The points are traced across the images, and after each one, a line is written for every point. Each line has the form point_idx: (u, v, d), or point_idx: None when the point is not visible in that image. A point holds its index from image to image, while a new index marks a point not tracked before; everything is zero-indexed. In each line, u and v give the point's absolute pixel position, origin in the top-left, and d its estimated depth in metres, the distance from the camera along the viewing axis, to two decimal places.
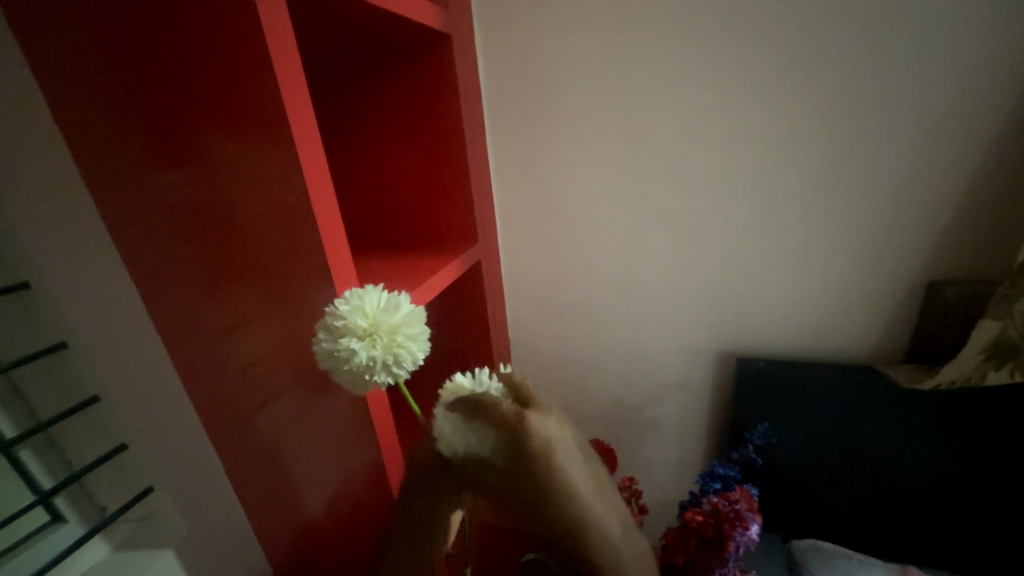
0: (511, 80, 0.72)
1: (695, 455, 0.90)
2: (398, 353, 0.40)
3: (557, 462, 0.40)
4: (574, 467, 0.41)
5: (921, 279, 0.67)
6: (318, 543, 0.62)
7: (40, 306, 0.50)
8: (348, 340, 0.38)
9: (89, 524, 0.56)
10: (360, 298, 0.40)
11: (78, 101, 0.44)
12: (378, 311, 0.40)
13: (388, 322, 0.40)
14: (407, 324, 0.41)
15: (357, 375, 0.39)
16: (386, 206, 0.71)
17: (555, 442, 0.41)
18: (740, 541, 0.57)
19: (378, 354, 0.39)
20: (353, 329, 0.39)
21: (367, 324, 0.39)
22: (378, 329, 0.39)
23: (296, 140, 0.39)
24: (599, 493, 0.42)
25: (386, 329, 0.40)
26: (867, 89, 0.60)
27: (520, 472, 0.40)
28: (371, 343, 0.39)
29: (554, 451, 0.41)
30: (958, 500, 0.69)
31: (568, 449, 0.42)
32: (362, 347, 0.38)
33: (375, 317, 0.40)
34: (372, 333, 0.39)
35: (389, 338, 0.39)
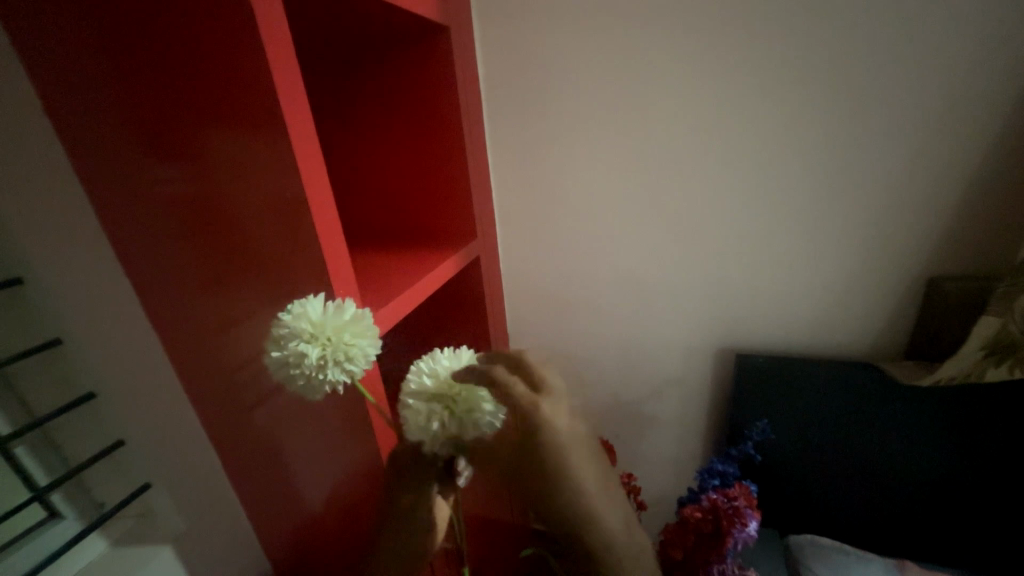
0: (510, 73, 0.72)
1: (694, 451, 0.91)
2: (348, 350, 0.37)
3: (565, 452, 0.41)
4: (583, 460, 0.42)
5: (922, 276, 0.67)
6: (317, 538, 0.62)
7: (35, 302, 0.50)
8: (293, 344, 0.36)
9: (87, 520, 0.56)
10: (302, 304, 0.38)
11: (68, 93, 0.44)
12: (323, 313, 0.38)
13: (334, 322, 0.38)
14: (355, 324, 0.39)
15: (307, 380, 0.37)
16: (384, 201, 0.70)
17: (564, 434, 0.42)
18: (739, 537, 0.57)
19: (325, 352, 0.37)
20: (298, 334, 0.37)
21: (312, 327, 0.37)
22: (323, 329, 0.37)
23: (290, 132, 0.38)
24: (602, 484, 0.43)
25: (331, 329, 0.37)
26: (871, 83, 0.60)
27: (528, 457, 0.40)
28: (318, 342, 0.37)
29: (564, 441, 0.41)
30: (957, 496, 0.70)
31: (576, 442, 0.42)
32: (308, 347, 0.36)
33: (320, 318, 0.38)
34: (317, 334, 0.37)
35: (335, 336, 0.37)
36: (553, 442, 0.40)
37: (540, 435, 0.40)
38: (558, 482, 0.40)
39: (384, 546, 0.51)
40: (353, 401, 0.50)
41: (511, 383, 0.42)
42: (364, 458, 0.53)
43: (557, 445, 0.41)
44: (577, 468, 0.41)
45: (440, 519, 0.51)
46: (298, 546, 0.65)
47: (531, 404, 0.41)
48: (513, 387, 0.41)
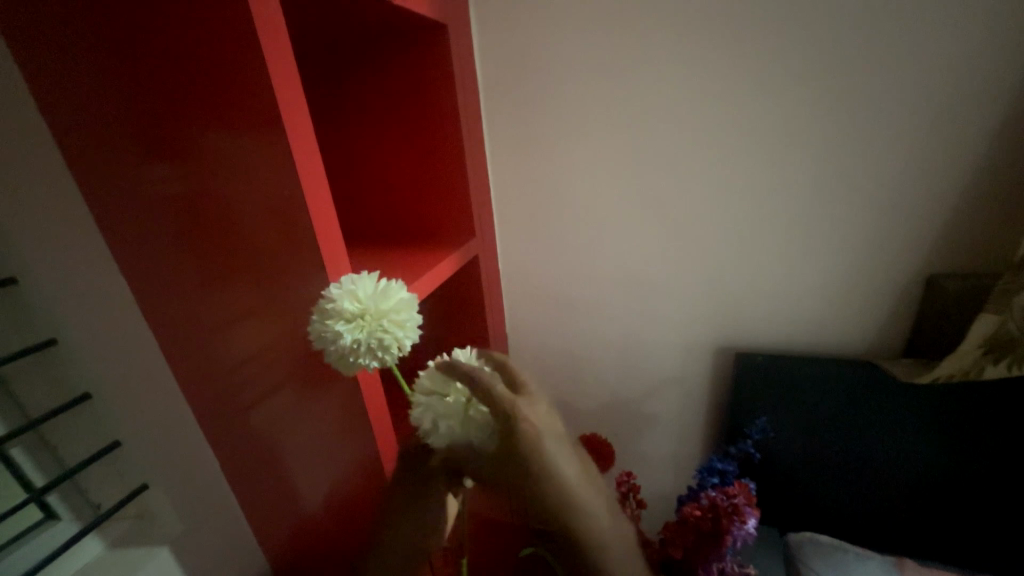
0: (508, 71, 0.71)
1: (694, 450, 0.91)
2: (385, 338, 0.39)
3: (545, 445, 0.43)
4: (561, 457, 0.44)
5: (921, 273, 0.67)
6: (317, 539, 0.62)
7: (29, 302, 0.50)
8: (334, 322, 0.38)
9: (84, 521, 0.56)
10: (351, 282, 0.39)
11: (63, 93, 0.43)
12: (369, 294, 0.39)
13: (377, 306, 0.39)
14: (397, 311, 0.40)
15: (343, 357, 0.38)
16: (382, 200, 0.70)
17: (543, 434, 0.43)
18: (737, 535, 0.57)
19: (363, 338, 0.38)
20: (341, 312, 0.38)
21: (356, 307, 0.38)
22: (366, 312, 0.38)
23: (288, 130, 0.38)
24: (579, 472, 0.46)
25: (375, 312, 0.39)
26: (869, 80, 0.60)
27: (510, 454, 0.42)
28: (359, 325, 0.38)
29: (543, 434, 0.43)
30: (955, 494, 0.70)
31: (555, 440, 0.44)
32: (347, 329, 0.38)
33: (365, 300, 0.39)
34: (360, 317, 0.39)
35: (376, 323, 0.38)
36: (534, 438, 0.42)
37: (522, 434, 0.42)
38: (540, 474, 0.42)
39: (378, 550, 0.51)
40: (352, 400, 0.49)
41: (490, 383, 0.42)
42: (362, 457, 0.53)
43: (538, 439, 0.42)
44: (555, 459, 0.43)
45: (423, 527, 0.51)
46: (297, 548, 0.65)
47: (511, 403, 0.42)
48: (493, 389, 0.42)
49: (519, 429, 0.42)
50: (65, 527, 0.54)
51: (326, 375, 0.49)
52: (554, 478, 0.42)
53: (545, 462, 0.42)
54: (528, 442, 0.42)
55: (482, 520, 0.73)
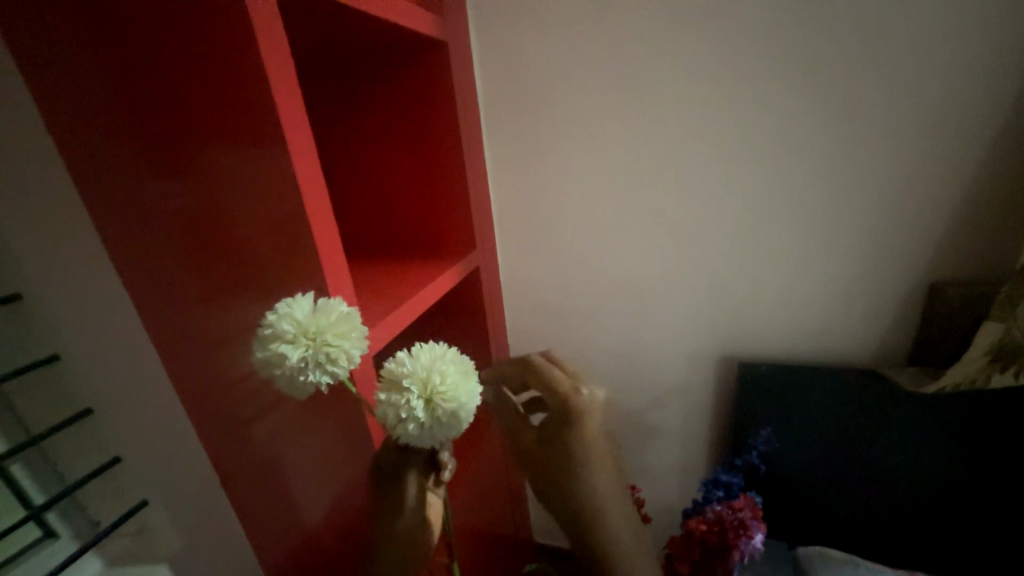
0: (508, 86, 0.72)
1: (699, 462, 0.89)
2: (329, 351, 0.36)
3: (592, 445, 0.46)
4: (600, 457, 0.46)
5: (923, 281, 0.67)
6: (318, 555, 0.61)
7: (33, 317, 0.50)
8: (276, 347, 0.36)
9: (82, 539, 0.55)
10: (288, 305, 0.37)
11: (72, 113, 0.44)
12: (307, 313, 0.37)
13: (318, 321, 0.36)
14: (339, 323, 0.37)
15: (291, 381, 0.36)
16: (383, 213, 0.71)
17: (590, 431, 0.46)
18: (745, 550, 0.56)
19: (307, 354, 0.35)
20: (280, 335, 0.36)
21: (293, 327, 0.36)
22: (306, 329, 0.36)
23: (290, 146, 0.38)
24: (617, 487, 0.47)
25: (315, 329, 0.36)
26: (862, 91, 0.61)
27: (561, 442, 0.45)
28: (301, 344, 0.36)
29: (596, 434, 0.46)
30: (966, 505, 0.68)
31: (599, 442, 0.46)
32: (291, 349, 0.35)
33: (304, 319, 0.36)
34: (301, 336, 0.36)
35: (318, 337, 0.36)
36: (589, 432, 0.46)
37: (576, 424, 0.46)
38: (585, 470, 0.44)
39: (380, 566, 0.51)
40: (353, 414, 0.49)
41: (551, 373, 0.50)
42: (363, 471, 0.52)
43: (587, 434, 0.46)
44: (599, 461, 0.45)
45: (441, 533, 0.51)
46: (296, 565, 0.64)
47: (572, 394, 0.47)
48: (550, 375, 0.49)
49: (575, 416, 0.46)
50: (63, 545, 0.54)
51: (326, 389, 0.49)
52: (595, 477, 0.44)
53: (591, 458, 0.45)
54: (580, 435, 0.45)
55: (484, 538, 0.72)
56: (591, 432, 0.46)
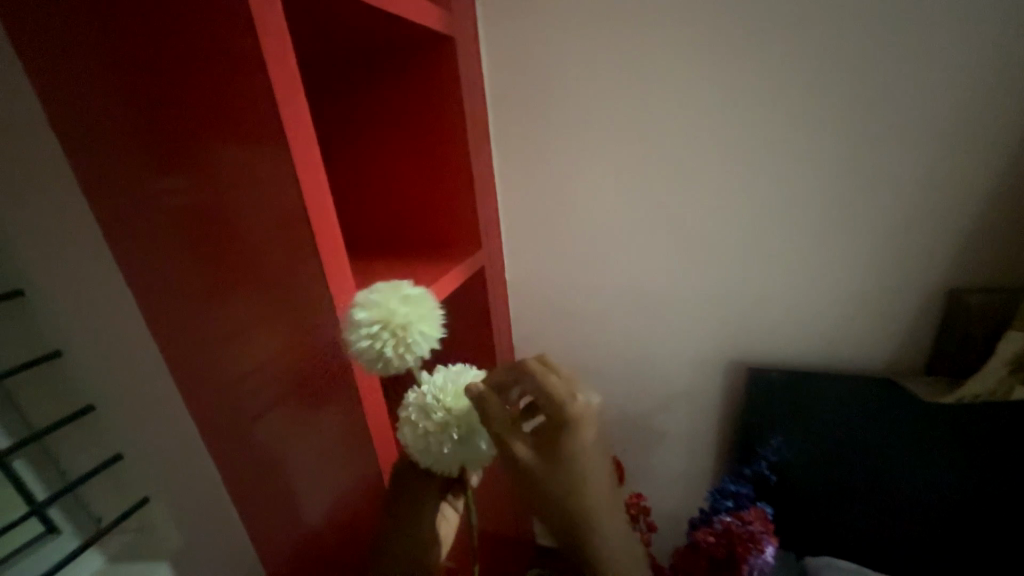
0: (516, 83, 0.71)
1: (706, 467, 0.88)
2: (407, 345, 0.41)
3: (587, 451, 0.42)
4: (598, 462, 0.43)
5: (941, 288, 0.65)
6: (318, 555, 0.61)
7: (35, 314, 0.50)
8: (373, 328, 0.40)
9: (84, 535, 0.56)
10: (382, 292, 0.43)
11: (72, 107, 0.44)
12: (393, 304, 0.42)
13: (402, 315, 0.42)
14: (420, 321, 0.42)
15: (385, 359, 0.41)
16: (388, 211, 0.70)
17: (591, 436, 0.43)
18: (754, 564, 0.55)
19: (387, 343, 0.40)
20: (376, 318, 0.41)
21: (389, 312, 0.41)
22: (391, 319, 0.41)
23: (291, 143, 0.38)
24: (610, 491, 0.45)
25: (410, 318, 0.42)
26: (883, 91, 0.58)
27: (553, 450, 0.42)
28: (397, 329, 0.41)
29: (589, 440, 0.42)
30: (982, 519, 0.66)
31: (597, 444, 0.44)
32: (371, 336, 0.40)
33: (394, 308, 0.41)
34: (397, 321, 0.41)
35: (400, 329, 0.41)
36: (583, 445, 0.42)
37: (571, 434, 0.41)
38: (576, 480, 0.42)
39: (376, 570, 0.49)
40: (353, 417, 0.49)
41: (545, 377, 0.43)
42: (363, 474, 0.52)
43: (582, 443, 0.42)
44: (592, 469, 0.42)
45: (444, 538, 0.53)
46: (297, 565, 0.64)
47: (568, 399, 0.42)
48: (548, 382, 0.43)
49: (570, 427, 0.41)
50: (65, 541, 0.54)
51: (327, 389, 0.48)
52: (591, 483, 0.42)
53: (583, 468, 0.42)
54: (572, 444, 0.41)
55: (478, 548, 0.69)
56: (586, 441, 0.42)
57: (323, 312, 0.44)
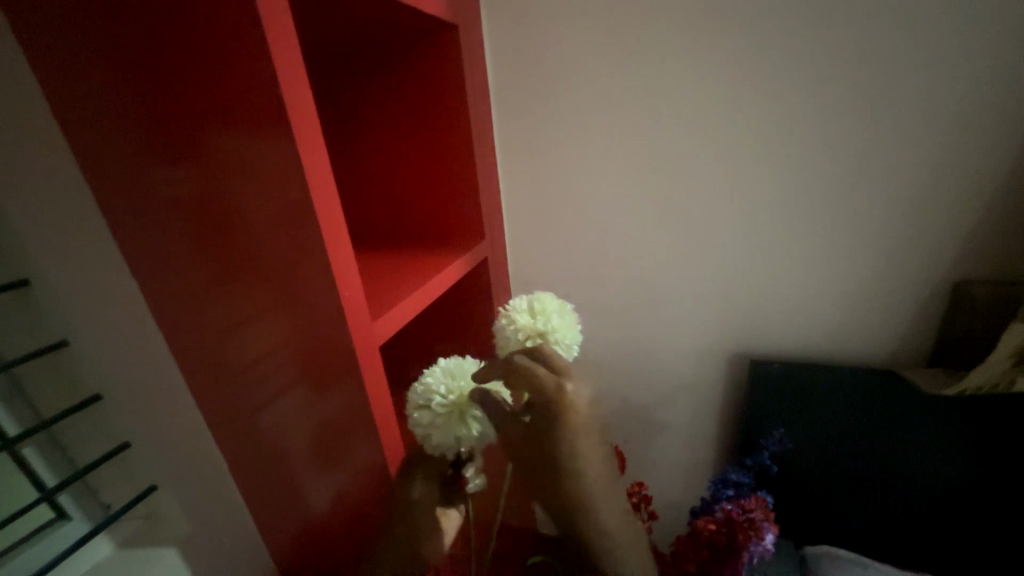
0: (520, 72, 0.70)
1: (706, 458, 0.89)
2: (542, 343, 0.48)
3: (580, 436, 0.44)
4: (594, 449, 0.45)
5: (947, 280, 0.65)
6: (323, 544, 0.62)
7: (39, 302, 0.50)
8: (515, 317, 0.49)
9: (94, 521, 0.56)
10: (540, 296, 0.50)
11: (75, 97, 0.43)
12: (547, 308, 0.49)
13: (548, 319, 0.49)
14: (560, 332, 0.48)
15: (510, 341, 0.49)
16: (390, 202, 0.70)
17: (582, 420, 0.45)
18: (754, 551, 0.55)
19: (527, 331, 0.48)
20: (523, 313, 0.49)
21: (538, 312, 0.49)
22: (538, 317, 0.48)
23: (296, 133, 0.37)
24: (608, 475, 0.46)
25: (551, 324, 0.48)
26: (892, 81, 0.58)
27: (547, 438, 0.43)
28: (533, 327, 0.48)
29: (580, 424, 0.44)
30: (981, 512, 0.67)
31: (590, 430, 0.46)
32: (520, 321, 0.49)
33: (545, 311, 0.49)
34: (538, 322, 0.48)
35: (541, 326, 0.48)
36: (575, 429, 0.44)
37: (559, 421, 0.44)
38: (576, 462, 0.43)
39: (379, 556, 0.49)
40: (359, 408, 0.49)
41: (534, 369, 0.45)
42: (368, 463, 0.52)
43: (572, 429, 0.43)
44: (586, 452, 0.44)
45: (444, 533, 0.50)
46: (303, 552, 0.65)
47: (554, 391, 0.44)
48: (535, 374, 0.45)
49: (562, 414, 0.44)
50: (75, 527, 0.55)
51: (331, 380, 0.48)
52: (588, 466, 0.44)
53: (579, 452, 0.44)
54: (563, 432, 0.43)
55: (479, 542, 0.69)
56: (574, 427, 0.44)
57: (328, 303, 0.44)
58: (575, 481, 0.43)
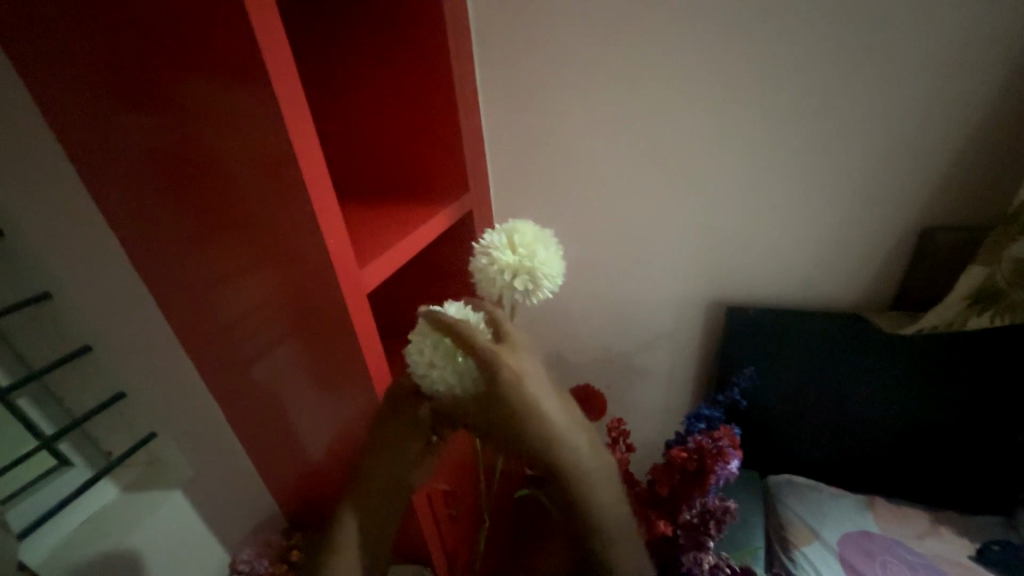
0: (501, 8, 0.66)
1: (683, 399, 0.94)
2: (528, 279, 0.47)
3: (527, 390, 0.43)
4: (548, 403, 0.44)
5: (915, 227, 0.67)
6: (321, 484, 0.65)
7: (14, 255, 0.49)
8: (497, 255, 0.47)
9: (96, 468, 0.58)
10: (519, 229, 0.49)
11: (33, 36, 0.41)
12: (530, 241, 0.48)
13: (533, 254, 0.47)
14: (546, 266, 0.48)
15: (498, 283, 0.47)
16: (370, 153, 0.68)
17: (526, 374, 0.43)
18: (721, 474, 0.60)
19: (513, 268, 0.47)
20: (505, 250, 0.48)
21: (521, 247, 0.48)
22: (524, 252, 0.47)
23: (270, 72, 0.36)
24: (574, 426, 0.45)
25: (536, 259, 0.47)
26: (881, 21, 0.57)
27: (495, 400, 0.42)
28: (518, 263, 0.47)
29: (525, 380, 0.43)
30: (926, 440, 0.74)
31: (540, 384, 0.44)
32: (505, 258, 0.47)
33: (528, 246, 0.48)
34: (521, 257, 0.47)
35: (528, 261, 0.47)
36: (520, 385, 0.43)
37: (506, 382, 0.42)
38: (525, 419, 0.42)
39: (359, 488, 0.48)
40: (349, 355, 0.50)
41: (473, 335, 0.43)
42: (360, 408, 0.54)
43: (519, 381, 0.43)
44: (539, 400, 0.43)
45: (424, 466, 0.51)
46: (302, 492, 0.68)
47: (491, 359, 0.42)
48: (473, 339, 0.43)
49: (500, 374, 0.42)
50: (78, 473, 0.57)
51: (322, 329, 0.49)
52: (540, 418, 0.43)
53: (529, 405, 0.42)
54: (511, 386, 0.42)
55: (469, 479, 0.73)
56: (518, 383, 0.43)
57: (314, 252, 0.44)
58: (527, 430, 0.42)
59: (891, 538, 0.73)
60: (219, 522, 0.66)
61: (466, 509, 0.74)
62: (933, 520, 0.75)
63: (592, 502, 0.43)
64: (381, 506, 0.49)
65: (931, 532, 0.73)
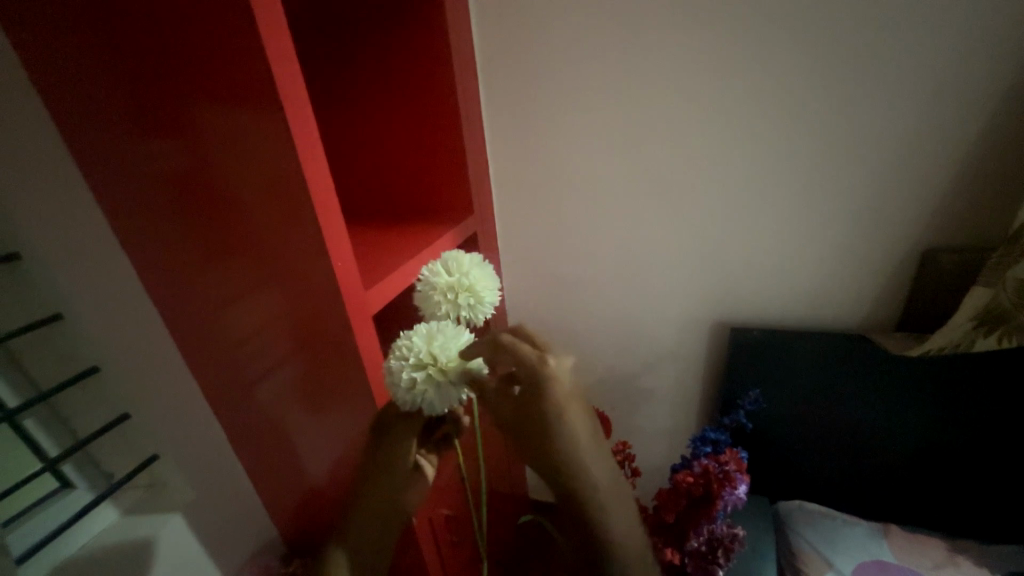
0: (505, 42, 0.69)
1: (690, 421, 0.92)
2: (462, 299, 0.45)
3: (563, 407, 0.42)
4: (579, 419, 0.43)
5: (918, 248, 0.67)
6: (321, 508, 0.64)
7: (29, 279, 0.50)
8: (433, 279, 0.46)
9: (98, 490, 0.58)
10: (453, 251, 0.48)
11: (61, 74, 0.44)
12: (463, 260, 0.46)
13: (466, 273, 0.46)
14: (481, 284, 0.46)
15: (432, 307, 0.46)
16: (378, 178, 0.70)
17: (564, 390, 0.43)
18: (728, 499, 0.59)
19: (446, 290, 0.45)
20: (441, 273, 0.46)
21: (454, 268, 0.46)
22: (456, 272, 0.46)
23: (282, 100, 0.38)
24: (602, 447, 0.44)
25: (471, 278, 0.45)
26: (872, 52, 0.59)
27: (531, 405, 0.42)
28: (451, 285, 0.45)
29: (563, 395, 0.42)
30: (940, 464, 0.73)
31: (575, 400, 0.43)
32: (438, 281, 0.45)
33: (460, 267, 0.46)
34: (456, 278, 0.46)
35: (461, 281, 0.45)
36: (559, 400, 0.42)
37: (547, 391, 0.42)
38: (555, 436, 0.42)
39: (363, 510, 0.47)
40: (353, 375, 0.50)
41: (518, 345, 0.42)
42: (363, 430, 0.54)
43: (557, 395, 0.42)
44: (572, 414, 0.42)
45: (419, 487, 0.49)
46: (302, 516, 0.67)
47: (539, 363, 0.42)
48: (518, 350, 0.42)
49: (541, 387, 0.42)
50: (80, 495, 0.56)
51: (327, 350, 0.50)
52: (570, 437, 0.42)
53: (564, 417, 0.42)
54: (546, 401, 0.42)
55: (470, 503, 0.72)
56: (559, 399, 0.42)
57: (322, 272, 0.45)
58: (556, 440, 0.42)
59: (908, 568, 0.71)
60: (216, 548, 0.65)
61: (467, 533, 0.73)
62: (952, 549, 0.72)
63: (606, 533, 0.42)
64: (380, 512, 0.47)
65: (949, 562, 0.71)
